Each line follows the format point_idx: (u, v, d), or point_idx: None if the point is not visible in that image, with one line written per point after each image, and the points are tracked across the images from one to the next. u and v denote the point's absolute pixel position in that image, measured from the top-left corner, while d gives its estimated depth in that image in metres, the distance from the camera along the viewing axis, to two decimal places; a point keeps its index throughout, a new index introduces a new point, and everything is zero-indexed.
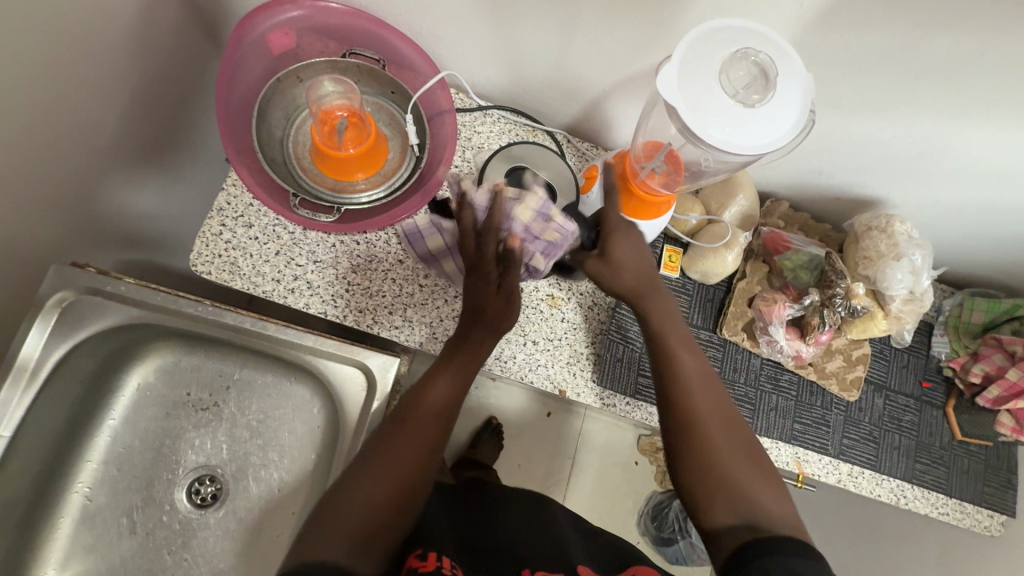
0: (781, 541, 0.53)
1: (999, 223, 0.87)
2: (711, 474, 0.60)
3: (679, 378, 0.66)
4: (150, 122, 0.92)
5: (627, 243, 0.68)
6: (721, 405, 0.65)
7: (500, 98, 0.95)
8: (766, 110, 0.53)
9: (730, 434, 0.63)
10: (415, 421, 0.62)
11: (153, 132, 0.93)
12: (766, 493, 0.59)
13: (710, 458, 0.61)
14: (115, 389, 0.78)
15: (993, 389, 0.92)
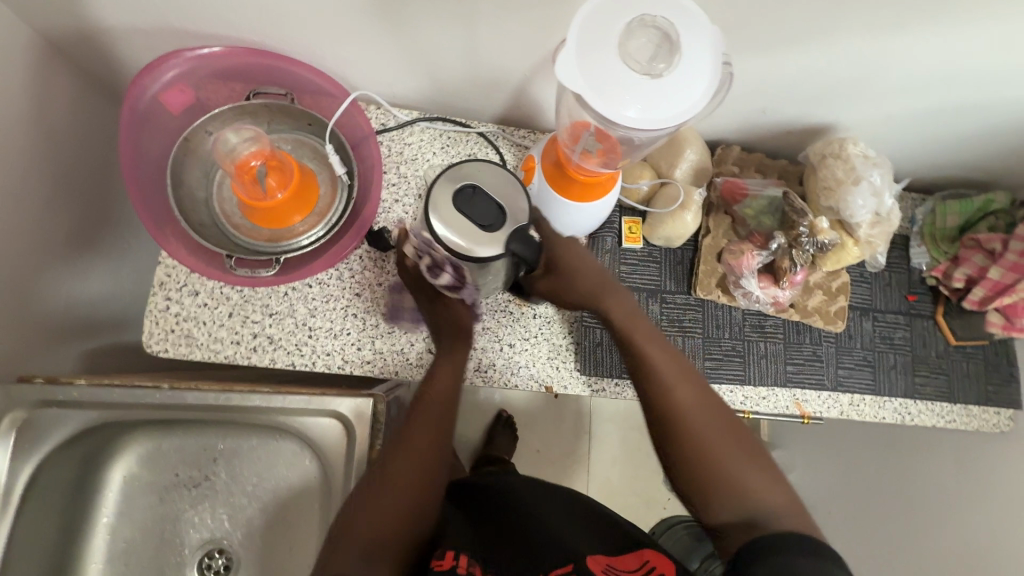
0: (787, 538, 0.52)
1: (953, 124, 0.84)
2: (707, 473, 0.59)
3: (654, 373, 0.64)
4: (77, 207, 0.88)
5: (573, 258, 0.69)
6: (699, 391, 0.63)
7: (424, 104, 0.91)
8: (675, 77, 0.50)
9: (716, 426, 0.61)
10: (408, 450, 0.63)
11: (82, 217, 0.89)
12: (764, 482, 0.58)
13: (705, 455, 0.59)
14: (101, 487, 0.76)
15: (977, 290, 0.91)
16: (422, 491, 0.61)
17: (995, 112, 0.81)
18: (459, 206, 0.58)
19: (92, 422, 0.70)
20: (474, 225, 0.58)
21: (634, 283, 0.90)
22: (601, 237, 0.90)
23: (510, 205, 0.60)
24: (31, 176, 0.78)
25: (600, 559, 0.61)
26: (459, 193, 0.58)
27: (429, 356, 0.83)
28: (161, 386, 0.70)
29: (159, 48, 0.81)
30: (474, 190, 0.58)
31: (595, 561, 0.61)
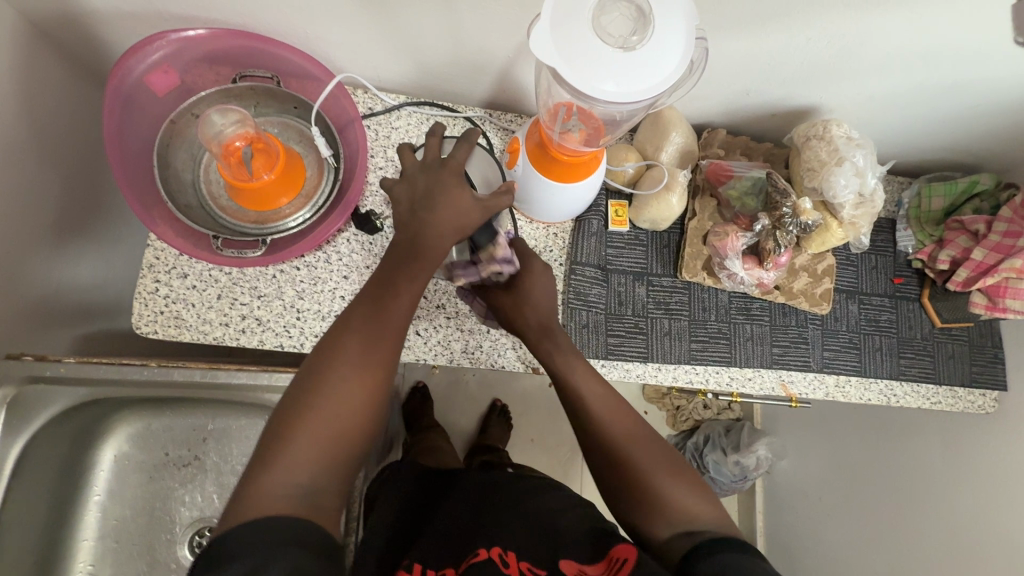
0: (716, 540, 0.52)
1: (937, 105, 0.85)
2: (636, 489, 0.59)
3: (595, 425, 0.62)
4: (67, 192, 0.89)
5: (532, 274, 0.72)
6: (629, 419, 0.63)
7: (411, 88, 0.92)
8: (648, 50, 0.51)
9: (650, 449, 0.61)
10: (326, 421, 0.51)
11: (73, 201, 0.90)
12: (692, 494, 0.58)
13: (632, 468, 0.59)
14: (94, 465, 0.78)
15: (962, 271, 0.91)
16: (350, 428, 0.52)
17: (979, 92, 0.82)
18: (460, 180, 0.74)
19: (81, 399, 0.71)
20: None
21: (621, 266, 0.91)
22: (588, 220, 0.90)
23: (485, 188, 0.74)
24: (22, 157, 0.78)
25: (571, 568, 0.56)
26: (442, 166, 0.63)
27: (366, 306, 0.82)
28: (149, 363, 0.71)
29: (146, 31, 0.81)
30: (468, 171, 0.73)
31: (569, 564, 0.57)
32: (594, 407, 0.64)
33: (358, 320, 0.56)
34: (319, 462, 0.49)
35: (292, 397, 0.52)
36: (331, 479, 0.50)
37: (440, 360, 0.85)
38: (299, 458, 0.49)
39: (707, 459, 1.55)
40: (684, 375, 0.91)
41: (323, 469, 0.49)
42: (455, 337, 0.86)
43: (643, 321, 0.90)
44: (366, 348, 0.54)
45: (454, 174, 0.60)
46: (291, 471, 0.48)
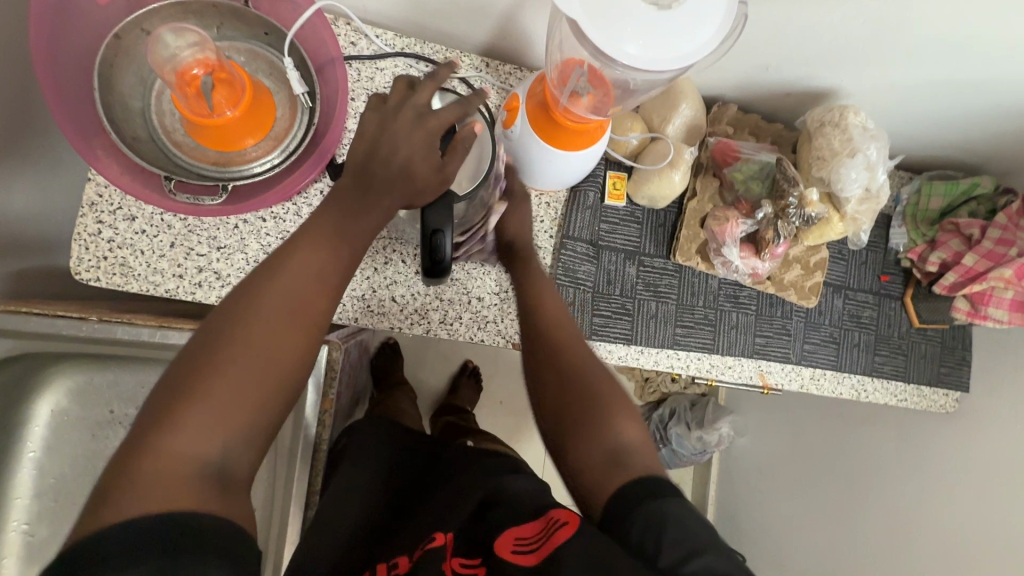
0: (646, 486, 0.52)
1: (957, 101, 0.81)
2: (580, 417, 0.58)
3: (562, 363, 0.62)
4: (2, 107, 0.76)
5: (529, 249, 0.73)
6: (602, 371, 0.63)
7: (399, 23, 0.81)
8: (685, 14, 0.44)
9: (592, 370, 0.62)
10: (234, 390, 0.44)
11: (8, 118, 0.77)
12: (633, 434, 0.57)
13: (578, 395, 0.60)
14: (27, 420, 0.71)
15: (949, 276, 0.91)
16: (258, 400, 0.45)
17: (1002, 92, 0.78)
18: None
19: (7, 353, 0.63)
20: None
21: (613, 243, 0.86)
22: (584, 191, 0.84)
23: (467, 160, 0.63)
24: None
25: (507, 539, 0.54)
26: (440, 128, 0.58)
27: None
28: (89, 317, 0.64)
29: None
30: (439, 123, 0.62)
31: (511, 551, 0.53)
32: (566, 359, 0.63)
33: (285, 275, 0.49)
34: (231, 427, 0.44)
35: (197, 349, 0.45)
36: (246, 451, 0.45)
37: (416, 330, 0.80)
38: (198, 428, 0.42)
39: (670, 432, 1.58)
40: (667, 360, 0.89)
41: (235, 442, 0.44)
42: (432, 307, 0.80)
43: (630, 302, 0.87)
44: (294, 305, 0.48)
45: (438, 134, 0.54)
46: (196, 437, 0.42)
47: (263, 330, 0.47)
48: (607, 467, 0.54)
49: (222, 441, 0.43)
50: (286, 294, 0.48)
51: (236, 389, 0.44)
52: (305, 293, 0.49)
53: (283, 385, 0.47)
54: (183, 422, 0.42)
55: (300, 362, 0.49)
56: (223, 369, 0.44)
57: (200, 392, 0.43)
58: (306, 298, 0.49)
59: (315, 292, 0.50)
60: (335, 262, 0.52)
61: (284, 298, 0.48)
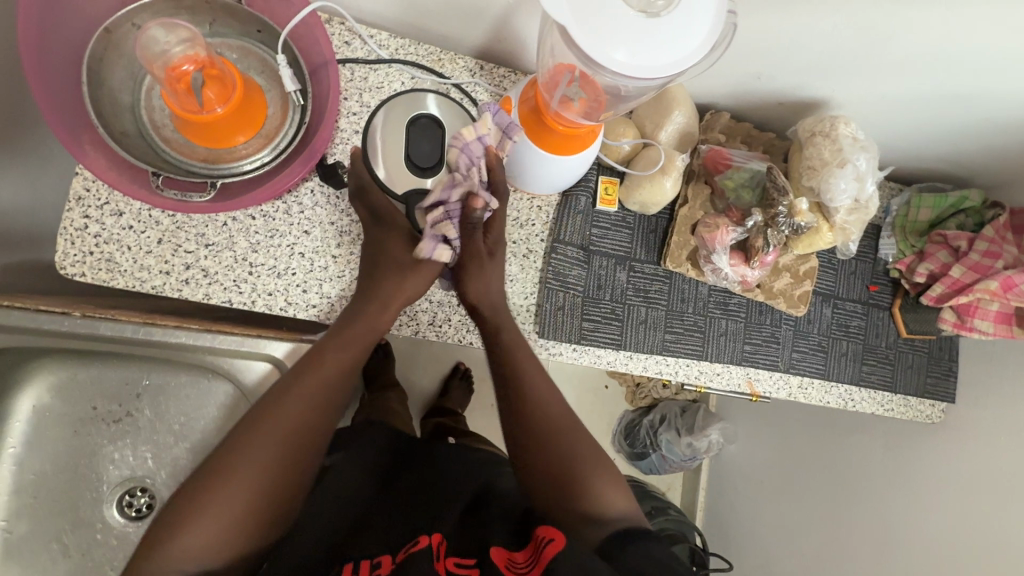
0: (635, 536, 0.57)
1: (946, 114, 0.81)
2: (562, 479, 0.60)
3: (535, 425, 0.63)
4: None
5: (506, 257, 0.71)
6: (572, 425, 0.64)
7: (394, 24, 0.81)
8: (672, 20, 0.44)
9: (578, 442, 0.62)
10: (244, 490, 0.54)
11: None
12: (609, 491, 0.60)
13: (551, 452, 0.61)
14: (8, 415, 0.70)
15: (937, 287, 0.91)
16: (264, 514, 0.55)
17: (991, 106, 0.78)
18: (406, 136, 0.72)
19: None
20: (408, 160, 0.71)
21: (604, 248, 0.87)
22: (577, 196, 0.84)
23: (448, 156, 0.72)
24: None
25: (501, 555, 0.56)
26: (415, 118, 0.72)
27: (320, 266, 0.77)
28: (72, 313, 0.63)
29: None
30: (423, 127, 0.72)
31: (499, 553, 0.56)
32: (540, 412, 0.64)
33: (297, 385, 0.59)
34: (238, 529, 0.53)
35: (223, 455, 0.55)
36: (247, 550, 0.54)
37: (405, 331, 0.80)
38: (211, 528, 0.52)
39: (660, 437, 1.58)
40: (655, 366, 0.90)
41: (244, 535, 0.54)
42: (422, 308, 0.80)
43: (620, 307, 0.87)
44: (303, 413, 0.58)
45: None
46: (207, 538, 0.52)
47: (277, 434, 0.56)
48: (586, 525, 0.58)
49: (230, 542, 0.53)
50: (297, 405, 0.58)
51: (248, 496, 0.54)
52: (310, 402, 0.59)
53: (290, 486, 0.56)
54: (200, 521, 0.52)
55: (297, 469, 0.57)
56: (241, 471, 0.54)
57: (221, 492, 0.53)
58: (313, 416, 0.59)
59: (320, 396, 0.60)
60: (341, 380, 0.62)
61: (294, 408, 0.58)
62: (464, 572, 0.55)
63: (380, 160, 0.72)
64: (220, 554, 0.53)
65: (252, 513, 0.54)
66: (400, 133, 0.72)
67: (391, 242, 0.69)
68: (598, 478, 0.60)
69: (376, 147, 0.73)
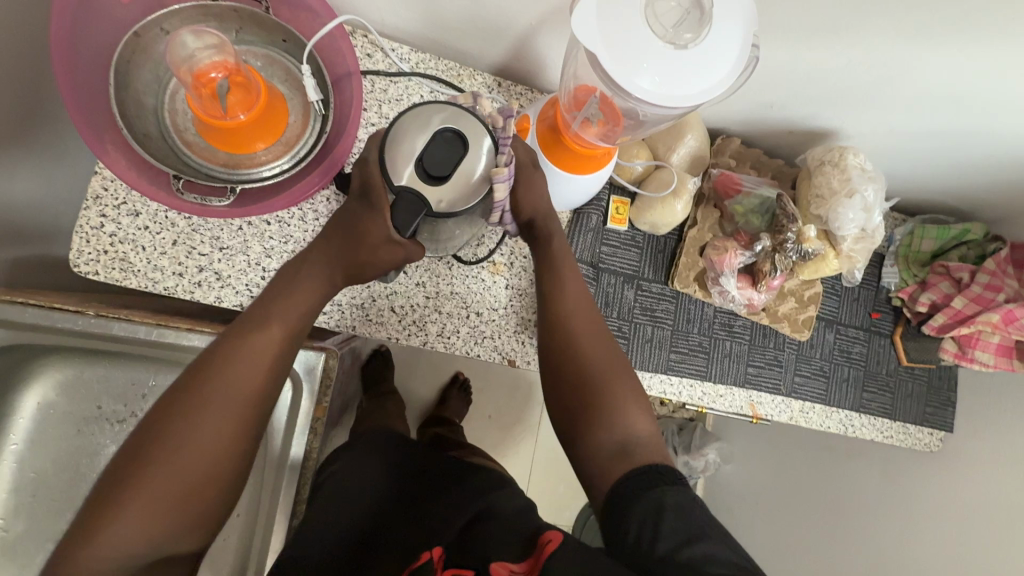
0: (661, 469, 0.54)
1: (952, 149, 0.83)
2: (585, 385, 0.61)
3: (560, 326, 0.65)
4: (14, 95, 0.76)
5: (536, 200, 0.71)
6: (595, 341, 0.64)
7: (416, 39, 0.82)
8: (699, 52, 0.46)
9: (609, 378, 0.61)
10: (180, 469, 0.47)
11: (18, 106, 0.77)
12: (632, 411, 0.59)
13: (580, 370, 0.62)
14: (12, 412, 0.70)
15: (939, 317, 0.93)
16: (206, 492, 0.48)
17: (996, 144, 0.80)
18: (428, 138, 0.55)
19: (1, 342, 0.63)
20: (416, 163, 0.54)
21: (613, 266, 0.88)
22: (588, 214, 0.85)
23: (462, 177, 0.55)
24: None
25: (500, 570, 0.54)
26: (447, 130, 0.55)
27: None
28: (86, 311, 0.63)
29: None
30: (449, 137, 0.55)
31: (499, 565, 0.54)
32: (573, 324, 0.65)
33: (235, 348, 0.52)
34: (174, 515, 0.47)
35: (149, 431, 0.48)
36: (186, 535, 0.48)
37: (413, 341, 0.80)
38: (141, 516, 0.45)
39: None
40: (659, 385, 0.90)
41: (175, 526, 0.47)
42: (431, 319, 0.81)
43: (627, 326, 0.88)
44: (240, 381, 0.51)
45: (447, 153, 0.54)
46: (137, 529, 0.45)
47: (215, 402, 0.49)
48: (614, 458, 0.57)
49: (166, 529, 0.47)
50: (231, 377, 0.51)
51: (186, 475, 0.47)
52: (253, 366, 0.52)
53: (228, 466, 0.50)
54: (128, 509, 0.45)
55: (238, 440, 0.50)
56: (175, 448, 0.47)
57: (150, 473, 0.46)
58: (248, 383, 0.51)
59: (257, 369, 0.52)
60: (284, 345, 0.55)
61: (232, 376, 0.51)
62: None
63: (388, 154, 0.55)
64: (148, 549, 0.46)
65: (183, 500, 0.47)
66: (422, 133, 0.55)
67: (359, 216, 0.59)
68: (625, 400, 0.60)
69: (391, 138, 0.56)
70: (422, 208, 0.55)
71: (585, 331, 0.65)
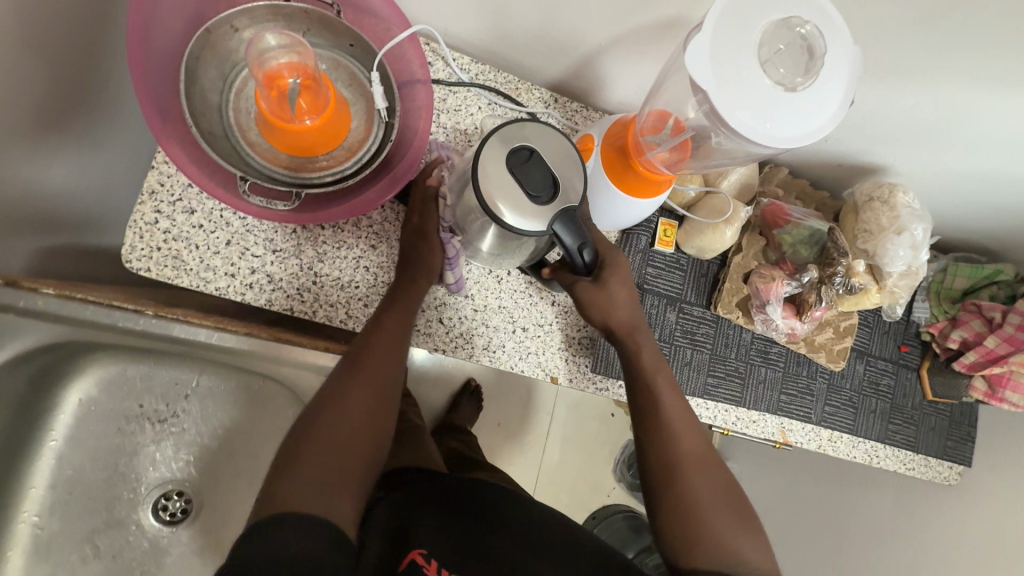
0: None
1: (997, 192, 0.85)
2: (693, 497, 0.60)
3: (666, 425, 0.65)
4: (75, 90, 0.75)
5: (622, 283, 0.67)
6: (702, 451, 0.64)
7: (477, 51, 0.82)
8: (809, 94, 0.47)
9: (708, 481, 0.62)
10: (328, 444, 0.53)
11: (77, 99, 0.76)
12: (744, 539, 0.59)
13: (679, 473, 0.62)
14: (54, 408, 0.71)
15: (971, 355, 0.94)
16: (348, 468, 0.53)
17: None
18: (510, 167, 0.53)
19: (55, 337, 0.63)
20: (523, 196, 0.52)
21: (657, 288, 0.87)
22: (637, 235, 0.86)
23: (567, 180, 0.54)
24: (22, 36, 0.64)
25: None
26: (516, 155, 0.53)
27: (384, 279, 0.77)
28: (146, 311, 0.64)
29: None
30: (531, 155, 0.53)
31: None
32: (674, 425, 0.65)
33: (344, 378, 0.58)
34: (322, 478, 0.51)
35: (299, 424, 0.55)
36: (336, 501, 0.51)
37: (459, 354, 0.79)
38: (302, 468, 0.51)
39: None
40: (695, 408, 0.90)
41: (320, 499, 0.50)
42: (478, 332, 0.80)
43: (667, 348, 0.88)
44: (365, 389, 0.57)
45: (527, 161, 0.53)
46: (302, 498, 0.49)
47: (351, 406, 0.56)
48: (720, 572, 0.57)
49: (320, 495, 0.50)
50: (401, 324, 0.65)
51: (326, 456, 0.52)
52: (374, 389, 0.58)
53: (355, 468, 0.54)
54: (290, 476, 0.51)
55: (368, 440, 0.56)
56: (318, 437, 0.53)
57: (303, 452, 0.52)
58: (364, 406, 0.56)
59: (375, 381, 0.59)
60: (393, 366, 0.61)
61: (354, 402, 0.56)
62: None
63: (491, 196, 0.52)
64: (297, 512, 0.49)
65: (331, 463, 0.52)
66: (502, 169, 0.53)
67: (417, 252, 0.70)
68: (732, 525, 0.60)
69: (480, 179, 0.53)
70: (567, 211, 0.54)
71: (687, 440, 0.64)
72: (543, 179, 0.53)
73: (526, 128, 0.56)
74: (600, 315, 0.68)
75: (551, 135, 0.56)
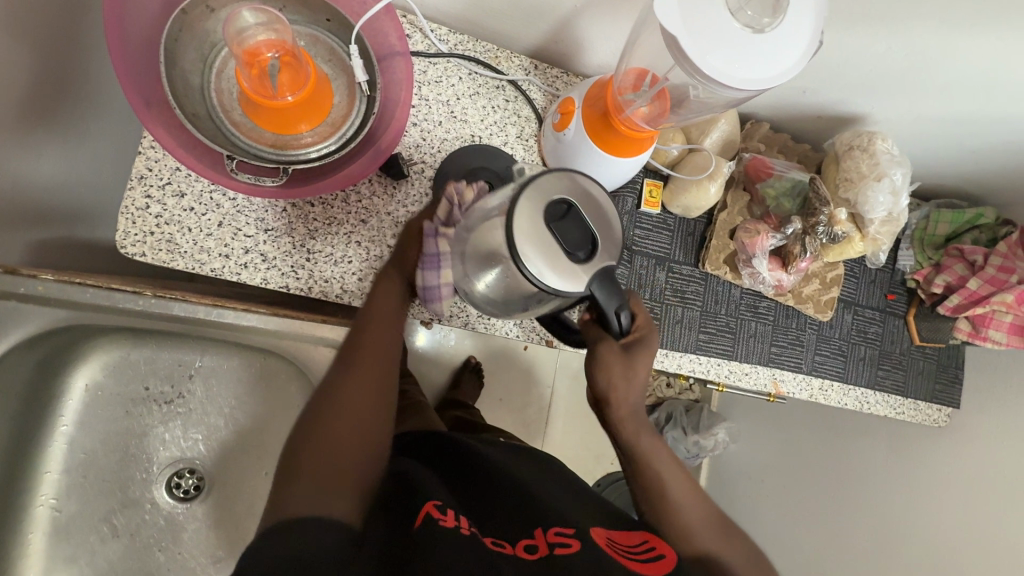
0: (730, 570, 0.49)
1: (974, 135, 0.86)
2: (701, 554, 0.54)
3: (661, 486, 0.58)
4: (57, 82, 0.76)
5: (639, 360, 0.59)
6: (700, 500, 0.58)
7: (454, 21, 0.82)
8: (774, 36, 0.49)
9: (728, 545, 0.56)
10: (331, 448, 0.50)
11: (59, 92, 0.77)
12: None
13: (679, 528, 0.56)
14: (61, 394, 0.73)
15: (954, 298, 0.97)
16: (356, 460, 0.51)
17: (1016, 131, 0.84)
18: (548, 224, 0.50)
19: (58, 322, 0.65)
20: (563, 252, 0.49)
21: (646, 248, 0.89)
22: (623, 197, 0.87)
23: (602, 229, 0.52)
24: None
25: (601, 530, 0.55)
26: (552, 212, 0.50)
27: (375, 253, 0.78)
28: (144, 292, 0.65)
29: None
30: (570, 209, 0.50)
31: (597, 533, 0.55)
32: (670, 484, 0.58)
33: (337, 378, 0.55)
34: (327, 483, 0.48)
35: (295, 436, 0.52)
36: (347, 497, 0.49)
37: (455, 323, 0.81)
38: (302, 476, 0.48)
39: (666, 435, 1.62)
40: (688, 364, 0.92)
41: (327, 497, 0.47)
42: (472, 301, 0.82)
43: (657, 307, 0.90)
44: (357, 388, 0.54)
45: (562, 213, 0.50)
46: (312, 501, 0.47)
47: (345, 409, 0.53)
48: None
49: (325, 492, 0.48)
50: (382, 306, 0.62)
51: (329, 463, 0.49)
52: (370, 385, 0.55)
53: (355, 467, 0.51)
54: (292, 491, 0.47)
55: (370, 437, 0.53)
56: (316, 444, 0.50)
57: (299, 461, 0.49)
58: (360, 399, 0.53)
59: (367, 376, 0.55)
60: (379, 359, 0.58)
61: (346, 401, 0.53)
62: (568, 538, 0.52)
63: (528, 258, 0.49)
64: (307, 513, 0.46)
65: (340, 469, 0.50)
66: (536, 231, 0.49)
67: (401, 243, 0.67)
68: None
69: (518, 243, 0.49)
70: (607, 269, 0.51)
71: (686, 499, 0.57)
72: (579, 232, 0.50)
73: (552, 177, 0.52)
74: (609, 386, 0.59)
75: (578, 180, 0.53)
